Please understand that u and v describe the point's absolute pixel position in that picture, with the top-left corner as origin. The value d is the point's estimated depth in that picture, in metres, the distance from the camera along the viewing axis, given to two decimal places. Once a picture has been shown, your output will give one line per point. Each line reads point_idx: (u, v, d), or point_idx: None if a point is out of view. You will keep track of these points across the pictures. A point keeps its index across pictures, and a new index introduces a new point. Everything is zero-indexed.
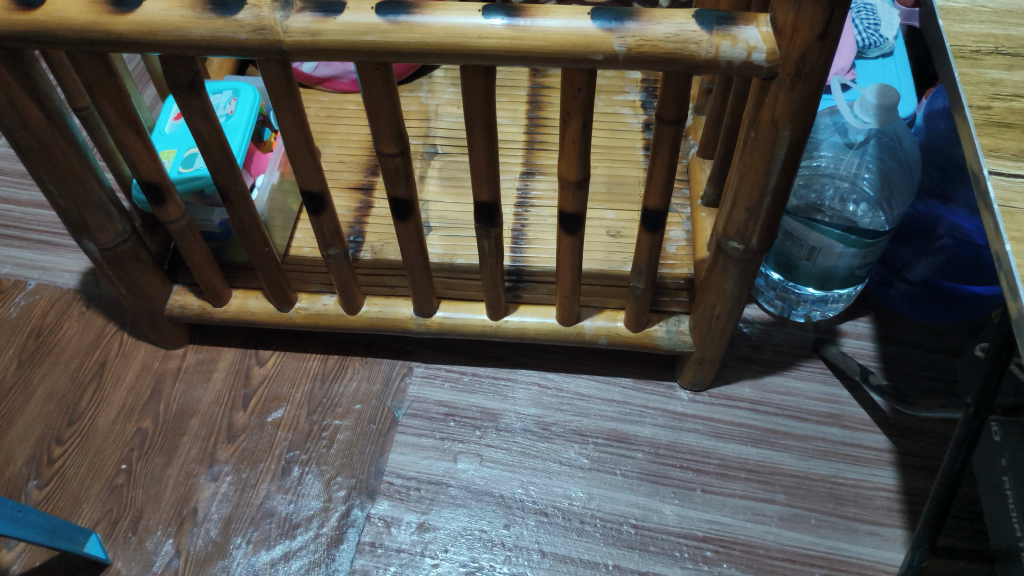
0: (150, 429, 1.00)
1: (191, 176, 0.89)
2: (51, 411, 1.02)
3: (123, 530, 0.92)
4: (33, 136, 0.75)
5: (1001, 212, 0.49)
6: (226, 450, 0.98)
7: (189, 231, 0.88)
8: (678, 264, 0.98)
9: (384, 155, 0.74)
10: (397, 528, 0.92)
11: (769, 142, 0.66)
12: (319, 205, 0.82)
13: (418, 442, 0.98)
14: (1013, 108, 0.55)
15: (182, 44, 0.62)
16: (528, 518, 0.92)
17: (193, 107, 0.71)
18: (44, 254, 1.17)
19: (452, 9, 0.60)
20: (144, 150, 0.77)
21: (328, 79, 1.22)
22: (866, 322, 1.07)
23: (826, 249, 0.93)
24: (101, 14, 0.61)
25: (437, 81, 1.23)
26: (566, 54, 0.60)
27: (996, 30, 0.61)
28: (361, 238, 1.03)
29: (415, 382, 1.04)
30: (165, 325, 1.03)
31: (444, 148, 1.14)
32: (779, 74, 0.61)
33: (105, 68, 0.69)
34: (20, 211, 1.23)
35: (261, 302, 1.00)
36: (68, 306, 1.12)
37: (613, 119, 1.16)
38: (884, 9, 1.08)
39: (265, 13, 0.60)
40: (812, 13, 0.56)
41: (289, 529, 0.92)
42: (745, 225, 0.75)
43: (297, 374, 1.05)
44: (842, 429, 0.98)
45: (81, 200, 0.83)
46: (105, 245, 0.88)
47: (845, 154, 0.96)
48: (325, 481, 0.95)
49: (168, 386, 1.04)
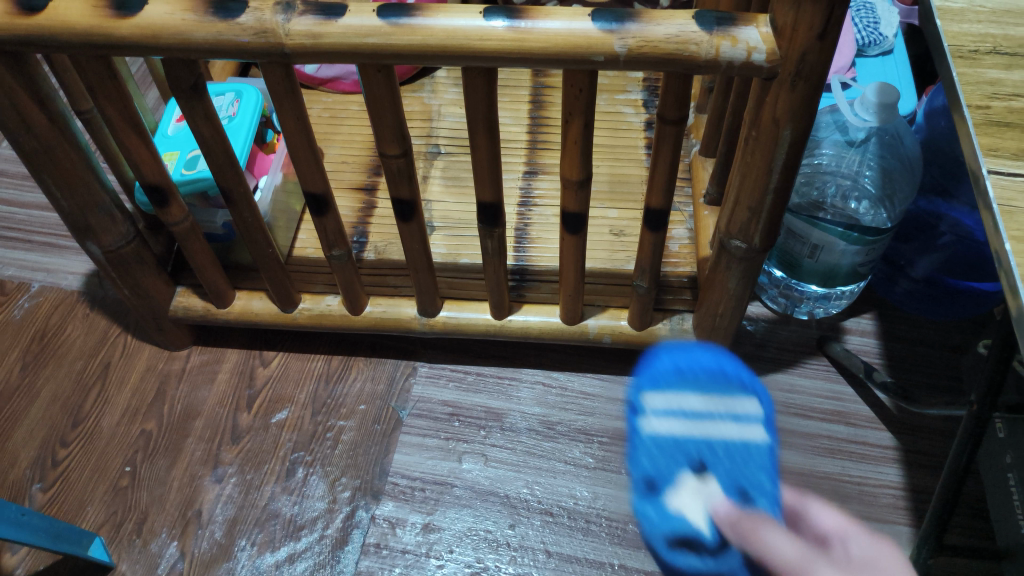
0: (155, 431, 1.01)
1: (193, 178, 0.89)
2: (55, 413, 1.02)
3: (127, 533, 0.93)
4: (36, 140, 0.75)
5: (1001, 211, 0.49)
6: (230, 452, 0.99)
7: (192, 233, 0.88)
8: (681, 262, 0.99)
9: (387, 157, 0.74)
10: (402, 529, 0.92)
11: (770, 142, 0.66)
12: (322, 207, 0.82)
13: (423, 443, 0.99)
14: (1012, 108, 0.55)
15: (185, 47, 0.62)
16: (532, 518, 0.93)
17: (195, 110, 0.71)
18: (48, 257, 1.18)
19: (452, 12, 0.60)
20: (145, 151, 0.77)
21: (330, 80, 1.22)
22: (870, 319, 1.07)
23: (829, 247, 0.93)
24: (104, 18, 0.62)
25: (439, 81, 1.23)
26: (568, 56, 0.60)
27: (995, 29, 0.61)
28: (364, 238, 1.03)
29: (419, 382, 1.04)
30: (169, 327, 1.03)
31: (447, 148, 1.14)
32: (780, 74, 0.61)
33: (107, 71, 0.70)
34: (23, 214, 1.23)
35: (265, 303, 1.00)
36: (72, 307, 1.12)
37: (615, 118, 1.16)
38: (883, 7, 1.07)
39: (266, 16, 0.60)
40: (811, 14, 0.56)
41: (294, 531, 0.92)
42: (748, 224, 0.75)
43: (302, 375, 1.05)
44: (846, 427, 0.98)
45: (85, 202, 0.83)
46: (108, 247, 0.88)
47: (847, 152, 0.96)
48: (330, 482, 0.96)
49: (172, 388, 1.05)
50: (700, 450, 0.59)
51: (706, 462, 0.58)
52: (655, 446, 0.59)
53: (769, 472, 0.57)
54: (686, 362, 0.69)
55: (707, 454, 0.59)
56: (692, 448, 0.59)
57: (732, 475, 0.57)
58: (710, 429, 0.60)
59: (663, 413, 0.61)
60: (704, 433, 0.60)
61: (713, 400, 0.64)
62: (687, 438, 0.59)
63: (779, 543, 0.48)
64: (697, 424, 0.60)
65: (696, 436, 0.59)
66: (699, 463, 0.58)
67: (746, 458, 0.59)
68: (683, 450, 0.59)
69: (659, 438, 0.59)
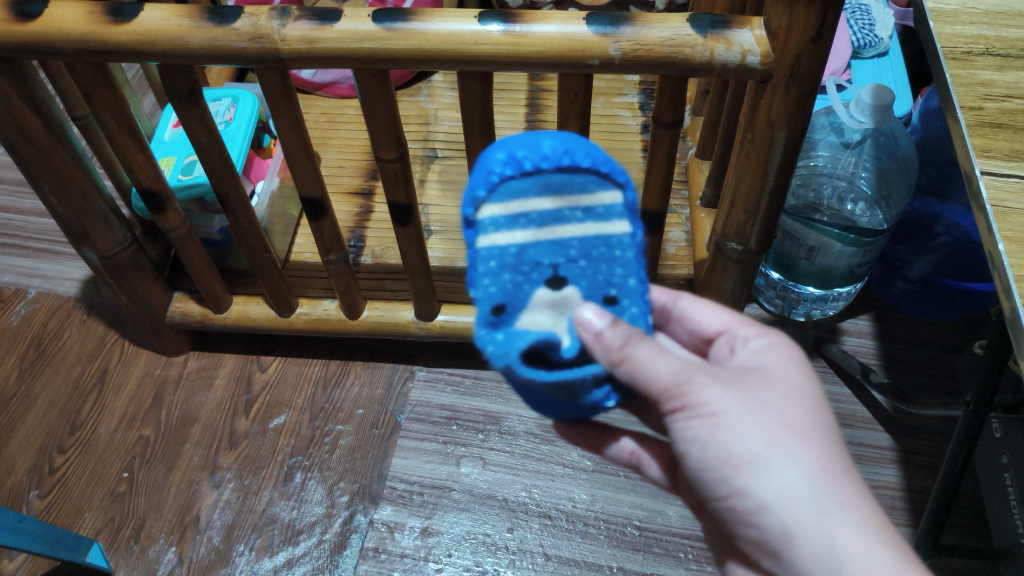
0: (152, 437, 1.01)
1: (190, 183, 0.89)
2: (52, 420, 1.02)
3: (125, 539, 0.93)
4: (32, 145, 0.75)
5: (994, 212, 0.49)
6: (228, 457, 0.99)
7: (188, 239, 0.88)
8: (678, 264, 0.99)
9: (383, 161, 0.74)
10: (400, 533, 0.92)
11: (766, 144, 0.66)
12: (319, 212, 0.82)
13: (421, 447, 0.99)
14: (1005, 109, 0.55)
15: (181, 53, 0.62)
16: (531, 521, 0.93)
17: (191, 116, 0.71)
18: (45, 263, 1.18)
19: (448, 16, 0.60)
20: (141, 156, 0.77)
21: (327, 85, 1.22)
22: (867, 320, 1.07)
23: (825, 249, 0.93)
24: (100, 24, 0.62)
25: (435, 85, 1.23)
26: (563, 59, 0.60)
27: (987, 31, 0.61)
28: (362, 242, 1.03)
29: (417, 387, 1.04)
30: (166, 332, 1.03)
31: (443, 152, 1.14)
32: (775, 77, 0.61)
33: (104, 77, 0.70)
34: (20, 220, 1.23)
35: (261, 308, 1.00)
36: (69, 313, 1.12)
37: (612, 121, 1.16)
38: (879, 10, 1.08)
39: (262, 21, 0.60)
40: (805, 16, 0.56)
41: (292, 536, 0.92)
42: (744, 226, 0.75)
43: (299, 379, 1.05)
44: (844, 428, 0.98)
45: (82, 208, 0.83)
46: (106, 253, 0.88)
47: (843, 153, 0.96)
48: (328, 486, 0.96)
49: (169, 393, 1.05)
50: (549, 256, 0.56)
51: (556, 270, 0.56)
52: (492, 258, 0.55)
53: (630, 268, 0.57)
54: (546, 149, 0.56)
55: (554, 255, 0.55)
56: (536, 255, 0.55)
57: (588, 278, 0.56)
58: (559, 232, 0.56)
59: (502, 225, 0.55)
60: (552, 237, 0.56)
61: (568, 201, 0.56)
62: (533, 245, 0.55)
63: (655, 363, 0.50)
64: (544, 230, 0.56)
65: (542, 242, 0.56)
66: (549, 271, 0.55)
67: (604, 254, 0.56)
68: (527, 261, 0.55)
69: (494, 221, 0.55)
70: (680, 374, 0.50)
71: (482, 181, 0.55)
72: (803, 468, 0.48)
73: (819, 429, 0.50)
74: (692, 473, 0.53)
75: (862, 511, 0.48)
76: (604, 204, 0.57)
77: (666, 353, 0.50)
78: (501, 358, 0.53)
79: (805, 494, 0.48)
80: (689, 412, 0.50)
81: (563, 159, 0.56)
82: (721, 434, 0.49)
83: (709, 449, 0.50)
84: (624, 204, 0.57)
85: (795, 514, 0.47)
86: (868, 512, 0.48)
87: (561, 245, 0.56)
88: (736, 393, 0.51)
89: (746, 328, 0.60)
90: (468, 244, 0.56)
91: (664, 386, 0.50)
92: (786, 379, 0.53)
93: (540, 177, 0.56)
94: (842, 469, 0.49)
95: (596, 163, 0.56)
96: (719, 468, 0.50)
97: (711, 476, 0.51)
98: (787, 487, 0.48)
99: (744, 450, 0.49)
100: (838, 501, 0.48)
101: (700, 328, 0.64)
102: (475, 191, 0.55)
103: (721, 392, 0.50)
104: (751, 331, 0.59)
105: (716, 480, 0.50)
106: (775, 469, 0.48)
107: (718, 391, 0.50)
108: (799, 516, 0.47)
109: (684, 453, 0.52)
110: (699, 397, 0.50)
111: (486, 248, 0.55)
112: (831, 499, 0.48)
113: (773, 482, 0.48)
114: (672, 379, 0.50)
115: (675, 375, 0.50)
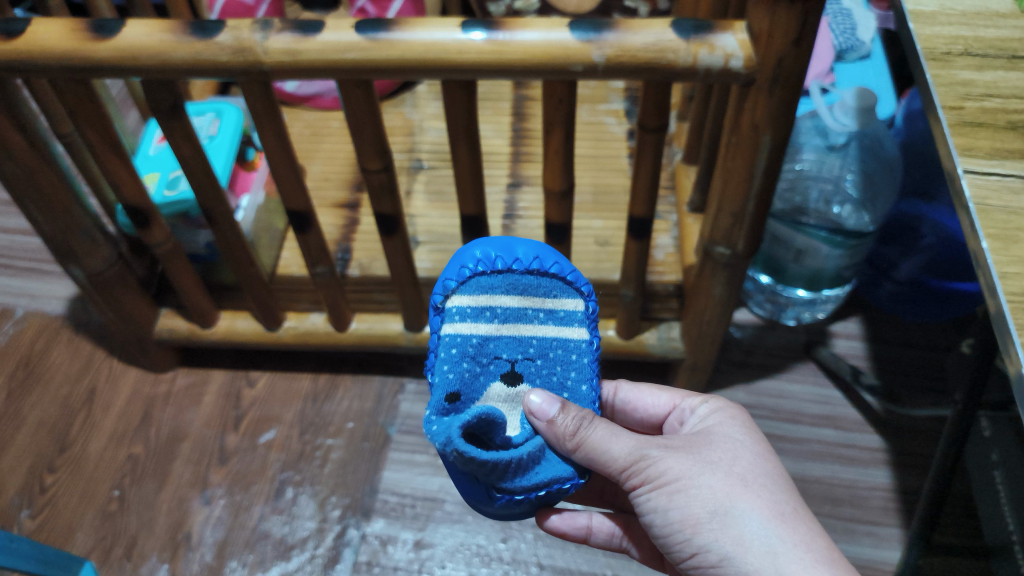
0: (142, 454, 0.99)
1: (174, 198, 0.89)
2: (41, 439, 1.01)
3: (117, 557, 0.91)
4: (17, 165, 0.74)
5: (976, 210, 0.50)
6: (218, 473, 0.98)
7: (174, 255, 0.87)
8: (666, 270, 0.98)
9: (369, 171, 0.74)
10: (393, 546, 0.91)
11: (750, 148, 0.66)
12: (305, 224, 0.81)
13: (412, 459, 0.98)
14: (985, 108, 0.55)
15: (165, 69, 0.62)
16: (525, 531, 0.92)
17: (175, 130, 0.70)
18: (30, 282, 1.17)
19: (430, 25, 0.59)
20: (126, 172, 0.76)
21: (312, 97, 1.21)
22: (856, 322, 1.08)
23: (813, 251, 0.95)
24: (82, 41, 0.61)
25: (420, 95, 1.23)
26: (546, 67, 0.60)
27: (965, 31, 0.61)
28: (349, 254, 1.01)
29: (407, 399, 1.04)
30: (154, 349, 1.03)
31: (430, 162, 1.14)
32: (758, 80, 0.61)
33: (87, 93, 0.69)
34: (4, 240, 1.22)
35: (250, 323, 0.99)
36: (56, 332, 1.11)
37: (597, 128, 1.17)
38: (860, 13, 1.09)
39: (244, 34, 0.60)
40: (787, 20, 0.56)
41: (285, 551, 0.91)
42: (731, 229, 0.75)
43: (288, 395, 1.05)
44: (836, 431, 0.98)
45: (67, 225, 0.82)
46: (92, 271, 0.87)
47: (828, 156, 0.96)
48: (320, 501, 0.95)
49: (158, 411, 1.04)
50: (507, 351, 0.63)
51: (513, 366, 0.63)
52: (454, 346, 0.62)
53: (584, 377, 0.63)
54: (519, 254, 0.65)
55: (512, 350, 0.63)
56: (496, 349, 0.63)
57: (542, 377, 0.63)
58: (526, 327, 0.64)
59: (469, 315, 0.63)
60: (513, 333, 0.64)
61: (527, 299, 0.64)
62: (494, 338, 0.63)
63: (606, 445, 0.53)
64: (507, 325, 0.63)
65: (503, 336, 0.64)
66: (506, 364, 0.63)
67: (560, 356, 0.63)
68: (486, 353, 0.63)
69: (462, 311, 0.63)
70: (635, 451, 0.53)
71: (455, 274, 0.64)
72: (757, 515, 0.51)
73: (766, 478, 0.53)
74: (657, 536, 0.55)
75: (814, 549, 0.50)
76: (500, 384, 0.63)
77: (620, 435, 0.54)
78: (440, 435, 0.52)
79: (759, 539, 0.50)
80: (649, 486, 0.53)
81: (530, 269, 0.65)
82: (675, 496, 0.52)
83: (667, 515, 0.52)
84: (583, 311, 0.65)
85: (751, 560, 0.49)
86: (817, 549, 0.50)
87: (543, 332, 0.64)
88: (688, 458, 0.54)
89: (689, 399, 0.64)
90: (438, 330, 0.64)
91: (619, 465, 0.53)
92: (734, 439, 0.57)
93: (498, 280, 0.64)
94: (791, 508, 0.52)
95: (540, 266, 0.65)
96: (677, 527, 0.52)
97: (674, 535, 0.53)
98: (738, 536, 0.50)
99: (700, 508, 0.51)
100: (789, 543, 0.50)
101: (649, 413, 0.68)
102: (447, 281, 0.64)
103: (674, 458, 0.54)
104: (694, 400, 0.64)
105: (678, 541, 0.53)
106: (695, 550, 0.52)
107: (673, 461, 0.53)
108: (753, 563, 0.49)
109: (649, 519, 0.54)
110: (657, 469, 0.53)
111: (462, 330, 0.63)
112: (780, 541, 0.50)
113: (728, 533, 0.50)
114: (631, 461, 0.53)
115: (632, 456, 0.53)
